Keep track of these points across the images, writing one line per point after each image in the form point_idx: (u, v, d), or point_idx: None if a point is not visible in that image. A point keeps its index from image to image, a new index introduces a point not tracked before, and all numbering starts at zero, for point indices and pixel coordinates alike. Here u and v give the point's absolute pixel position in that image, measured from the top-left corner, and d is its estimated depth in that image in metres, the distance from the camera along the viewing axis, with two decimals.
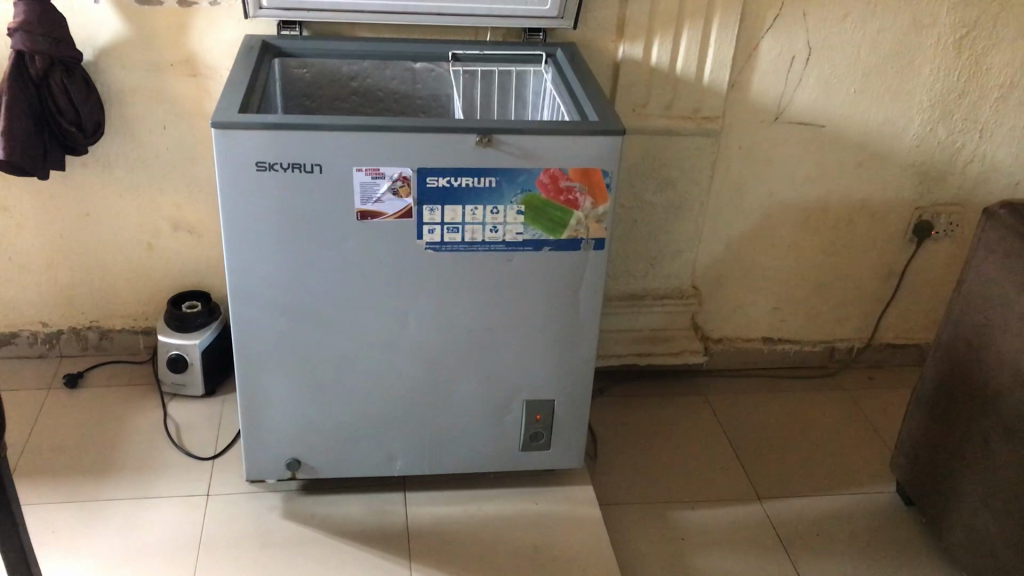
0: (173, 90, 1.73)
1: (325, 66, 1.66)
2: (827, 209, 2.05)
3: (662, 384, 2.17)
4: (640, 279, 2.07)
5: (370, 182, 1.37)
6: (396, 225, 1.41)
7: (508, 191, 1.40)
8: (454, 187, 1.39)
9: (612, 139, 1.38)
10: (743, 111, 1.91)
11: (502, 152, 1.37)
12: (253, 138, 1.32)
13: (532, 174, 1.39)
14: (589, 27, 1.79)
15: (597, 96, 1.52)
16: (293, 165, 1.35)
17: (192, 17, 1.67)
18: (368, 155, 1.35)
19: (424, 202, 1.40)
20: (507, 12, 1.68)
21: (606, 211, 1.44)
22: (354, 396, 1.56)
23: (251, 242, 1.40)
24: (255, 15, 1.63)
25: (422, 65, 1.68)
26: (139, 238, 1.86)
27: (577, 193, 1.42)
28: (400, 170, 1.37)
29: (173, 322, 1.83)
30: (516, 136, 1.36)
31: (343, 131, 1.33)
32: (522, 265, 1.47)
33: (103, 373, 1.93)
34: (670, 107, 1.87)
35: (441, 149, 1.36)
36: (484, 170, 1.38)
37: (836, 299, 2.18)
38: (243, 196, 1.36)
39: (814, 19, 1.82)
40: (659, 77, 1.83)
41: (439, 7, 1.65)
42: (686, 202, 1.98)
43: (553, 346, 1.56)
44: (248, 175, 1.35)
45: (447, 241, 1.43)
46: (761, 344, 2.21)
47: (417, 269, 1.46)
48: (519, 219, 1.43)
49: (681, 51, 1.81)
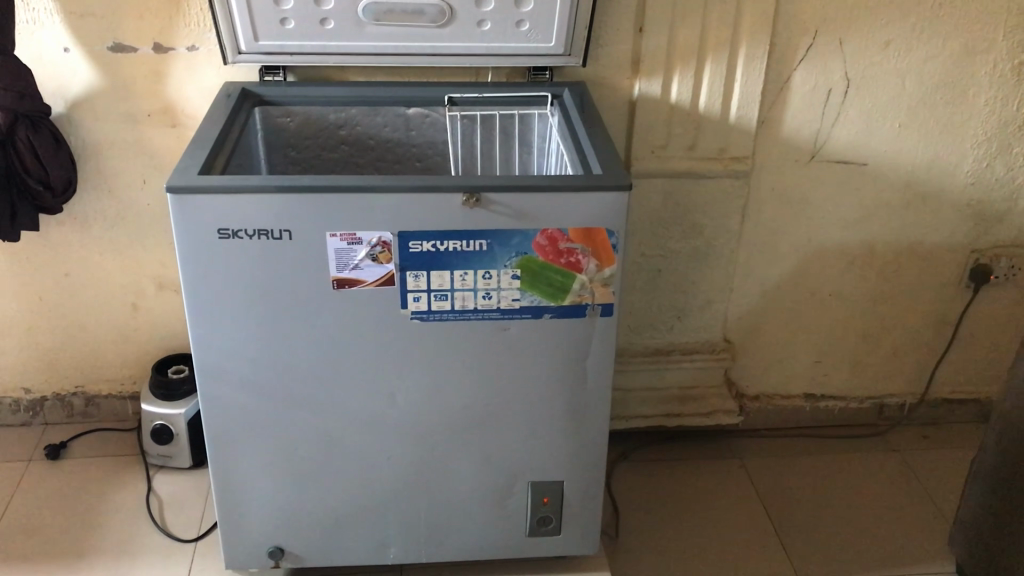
0: (152, 143, 1.61)
1: (310, 115, 1.52)
2: (872, 254, 1.86)
3: (693, 447, 1.99)
4: (666, 334, 1.89)
5: (345, 249, 1.23)
6: (377, 294, 1.26)
7: (501, 254, 1.25)
8: (440, 251, 1.24)
9: (617, 195, 1.22)
10: (775, 150, 1.73)
11: (492, 212, 1.22)
12: (211, 204, 1.18)
13: (527, 235, 1.24)
14: (601, 63, 1.63)
15: (604, 146, 1.36)
16: (259, 232, 1.20)
17: (169, 64, 1.55)
18: (341, 220, 1.21)
19: (407, 268, 1.25)
20: (509, 51, 1.53)
21: (613, 274, 1.27)
22: (341, 480, 1.42)
23: (216, 316, 1.27)
24: (233, 61, 1.50)
25: (415, 110, 1.54)
26: (123, 298, 1.74)
27: (580, 255, 1.26)
28: (378, 234, 1.22)
29: (158, 390, 1.70)
30: (508, 194, 1.20)
31: (312, 194, 1.18)
32: (521, 335, 1.31)
33: (88, 442, 1.81)
34: (693, 148, 1.70)
35: (423, 211, 1.21)
36: (474, 232, 1.23)
37: (885, 352, 1.98)
38: (206, 267, 1.23)
39: (852, 48, 1.64)
40: (680, 115, 1.67)
41: (434, 48, 1.51)
42: (714, 251, 1.81)
43: (560, 425, 1.39)
44: (210, 244, 1.21)
45: (435, 309, 1.28)
46: (803, 401, 2.02)
47: (403, 341, 1.31)
48: (515, 283, 1.27)
49: (704, 87, 1.64)
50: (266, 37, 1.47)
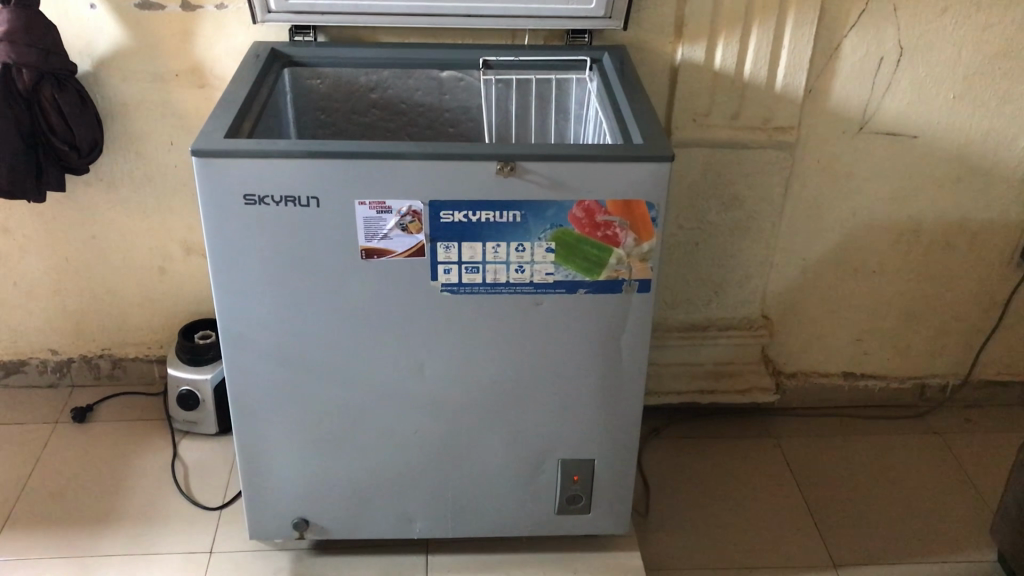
0: (180, 103, 1.58)
1: (340, 77, 1.47)
2: (919, 230, 1.79)
3: (726, 424, 1.95)
4: (702, 309, 1.84)
5: (375, 217, 1.19)
6: (406, 265, 1.22)
7: (535, 227, 1.20)
8: (472, 222, 1.20)
9: (658, 166, 1.17)
10: (822, 120, 1.66)
11: (527, 182, 1.17)
12: (238, 168, 1.15)
13: (563, 207, 1.19)
14: (643, 27, 1.56)
15: (646, 115, 1.30)
16: (286, 199, 1.17)
17: (198, 22, 1.50)
18: (370, 187, 1.16)
19: (437, 238, 1.21)
20: (547, 13, 1.47)
21: (652, 248, 1.22)
22: (368, 452, 1.39)
23: (241, 284, 1.24)
24: (263, 20, 1.46)
25: (449, 73, 1.48)
26: (150, 261, 1.72)
27: (617, 228, 1.21)
28: (409, 203, 1.18)
29: (184, 355, 1.68)
30: (544, 163, 1.16)
31: (340, 160, 1.14)
32: (554, 310, 1.27)
33: (115, 405, 1.80)
34: (737, 116, 1.64)
35: (456, 179, 1.17)
36: (507, 203, 1.19)
37: (929, 332, 1.91)
38: (232, 233, 1.19)
39: (906, 14, 1.57)
40: (723, 82, 1.60)
41: (469, 9, 1.45)
42: (754, 224, 1.75)
43: (592, 402, 1.35)
44: (236, 209, 1.17)
45: (465, 282, 1.24)
46: (842, 380, 1.96)
47: (433, 313, 1.27)
48: (549, 256, 1.22)
49: (750, 53, 1.57)
50: None
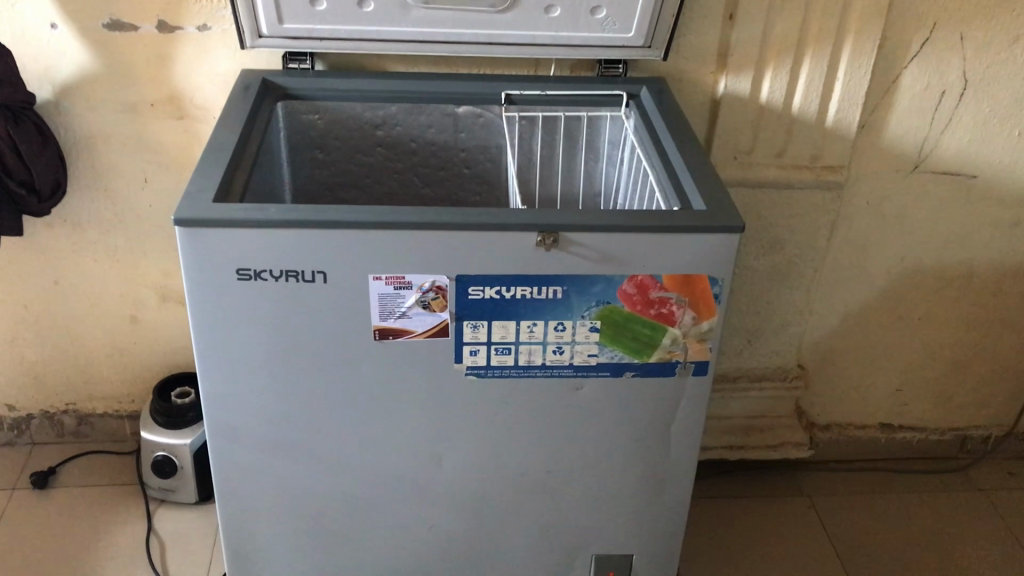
0: (156, 136, 1.38)
1: (342, 111, 1.28)
2: (971, 275, 1.63)
3: (754, 481, 1.79)
4: (733, 359, 1.68)
5: (392, 294, 1.01)
6: (427, 347, 1.05)
7: (578, 303, 1.03)
8: (505, 298, 1.02)
9: (726, 237, 1.00)
10: (874, 158, 1.50)
11: (572, 254, 1.00)
12: (231, 238, 0.96)
13: (611, 282, 1.02)
14: (682, 55, 1.39)
15: (702, 166, 1.12)
16: (288, 273, 0.99)
17: (177, 45, 1.31)
18: (387, 259, 0.99)
19: (464, 316, 1.03)
20: (579, 42, 1.29)
21: (712, 327, 1.05)
22: (376, 546, 1.22)
23: (234, 368, 1.05)
24: (253, 46, 1.27)
25: (466, 109, 1.30)
26: (120, 310, 1.53)
27: (673, 305, 1.04)
28: (432, 277, 1.00)
29: (160, 417, 1.49)
30: (592, 233, 0.98)
31: (353, 228, 0.96)
32: (596, 396, 1.10)
33: (81, 468, 1.61)
34: (781, 154, 1.47)
35: (488, 251, 0.99)
36: (547, 277, 1.01)
37: (974, 382, 1.77)
38: (222, 311, 1.01)
39: (974, 44, 1.40)
40: (769, 117, 1.43)
41: (490, 36, 1.27)
42: (794, 270, 1.59)
43: (633, 493, 1.19)
44: (227, 285, 0.99)
45: (494, 364, 1.06)
46: (879, 433, 1.81)
47: (456, 399, 1.09)
48: (593, 336, 1.05)
49: (800, 85, 1.40)
50: (293, 19, 1.24)
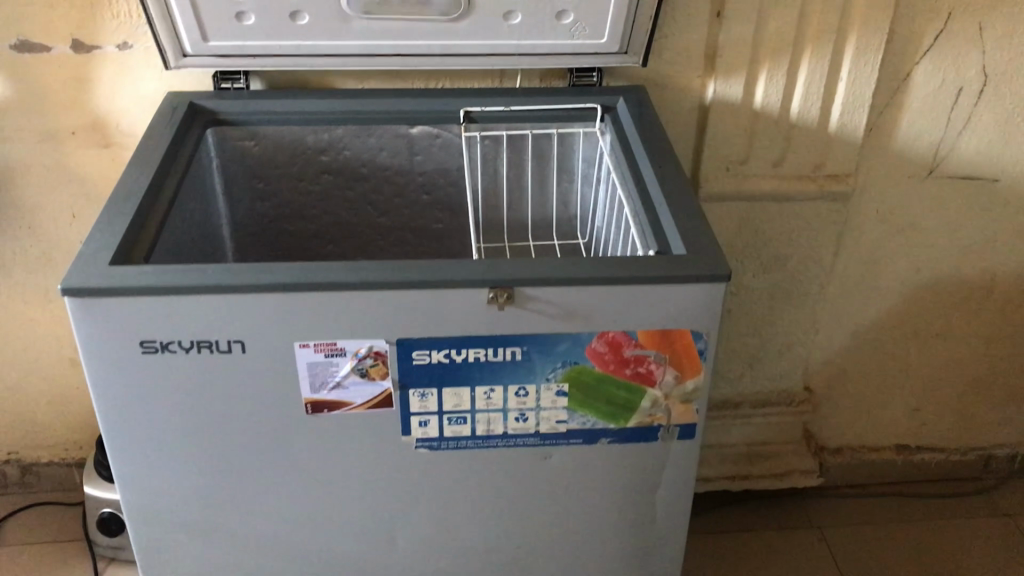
0: (81, 167, 1.25)
1: (281, 137, 1.14)
2: (994, 287, 1.48)
3: (760, 512, 1.65)
4: (733, 383, 1.54)
5: (323, 363, 0.87)
6: (368, 420, 0.91)
7: (542, 365, 0.89)
8: (456, 362, 0.88)
9: (710, 287, 0.85)
10: (883, 165, 1.35)
11: (530, 312, 0.86)
12: (130, 308, 0.83)
13: (578, 341, 0.87)
14: (665, 58, 1.24)
15: (686, 196, 0.97)
16: (200, 343, 0.85)
17: (95, 66, 1.17)
18: (315, 324, 0.85)
19: (409, 384, 0.89)
20: (547, 50, 1.14)
21: (697, 386, 0.91)
22: None
23: (147, 450, 0.91)
24: (177, 66, 1.12)
25: (420, 129, 1.15)
26: (58, 353, 1.40)
27: (652, 364, 0.89)
28: (369, 342, 0.86)
29: (104, 470, 1.37)
30: (552, 288, 0.84)
31: (272, 291, 0.83)
32: (568, 465, 0.96)
33: (28, 522, 1.49)
34: (780, 163, 1.32)
35: (432, 311, 0.85)
36: (503, 338, 0.87)
37: (997, 399, 1.61)
38: (128, 388, 0.87)
39: (996, 34, 1.24)
40: (764, 123, 1.28)
41: (445, 46, 1.12)
42: (798, 288, 1.44)
43: (616, 566, 1.05)
44: (131, 359, 0.85)
45: (448, 435, 0.92)
46: (895, 455, 1.66)
47: (407, 474, 0.95)
48: (560, 401, 0.91)
49: (799, 88, 1.25)
50: (220, 35, 1.09)
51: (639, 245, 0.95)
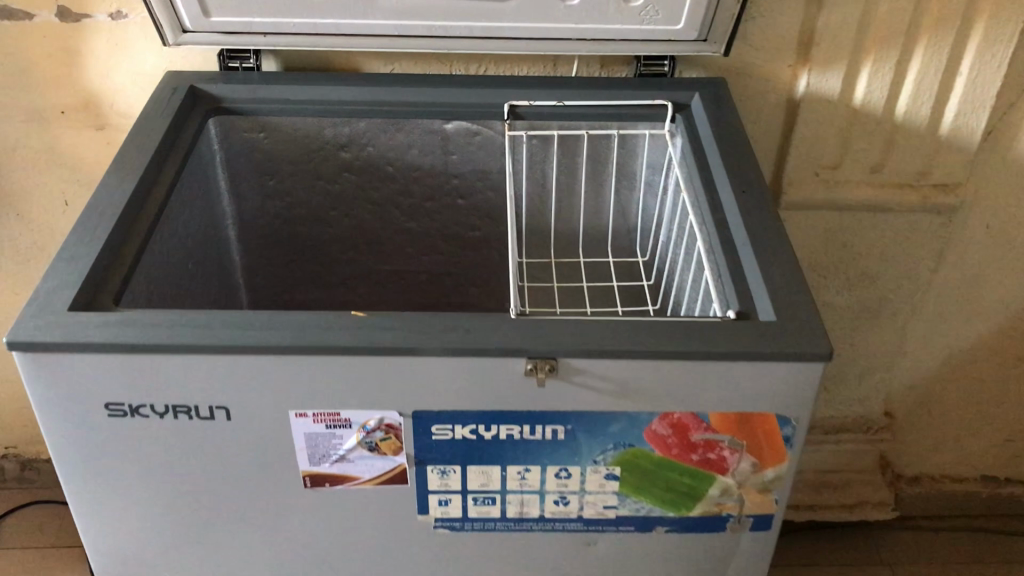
0: (74, 150, 1.10)
1: (294, 129, 0.98)
2: None
3: (824, 542, 1.49)
4: None
5: (324, 434, 0.72)
6: (377, 496, 0.76)
7: (589, 446, 0.73)
8: (484, 438, 0.72)
9: (802, 365, 0.68)
10: (1002, 173, 1.14)
11: (578, 387, 0.69)
12: (91, 366, 0.68)
13: (635, 422, 0.71)
14: (750, 44, 1.04)
15: (777, 235, 0.79)
16: (176, 408, 0.70)
17: (86, 38, 1.01)
18: (314, 392, 0.69)
19: (427, 461, 0.73)
20: (611, 36, 0.95)
21: (779, 474, 0.74)
22: None
23: (119, 519, 0.77)
24: (177, 44, 0.96)
25: (456, 125, 0.98)
26: None
27: (726, 449, 0.73)
28: (379, 414, 0.71)
29: None
30: (606, 362, 0.68)
31: (261, 353, 0.67)
32: (616, 551, 0.80)
33: (25, 522, 1.38)
34: (878, 168, 1.13)
35: (456, 382, 0.69)
36: (542, 415, 0.71)
37: None
38: (94, 456, 0.73)
39: None
40: (863, 123, 1.09)
41: (490, 29, 0.94)
42: (886, 307, 1.26)
43: None
44: (95, 424, 0.71)
45: (474, 515, 0.77)
46: (980, 487, 1.48)
47: (424, 553, 0.80)
48: (610, 486, 0.75)
49: (908, 83, 1.05)
50: (224, 10, 0.92)
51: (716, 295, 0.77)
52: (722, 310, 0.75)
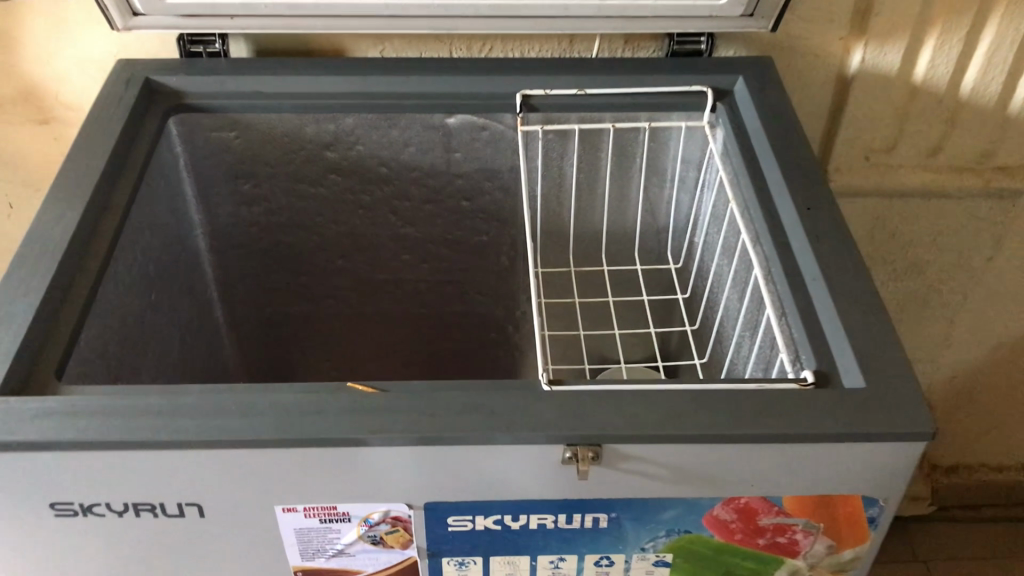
0: (14, 147, 0.95)
1: (270, 127, 0.84)
2: None
3: None
4: None
5: (318, 529, 0.60)
6: None
7: (636, 533, 0.61)
8: (511, 528, 0.60)
9: (898, 445, 0.56)
10: None
11: (626, 474, 0.57)
12: (27, 467, 0.55)
13: (692, 507, 0.59)
14: (799, 14, 0.90)
15: (853, 267, 0.66)
16: (137, 507, 0.58)
17: (18, 20, 0.85)
18: (304, 486, 0.57)
19: (443, 553, 0.61)
20: (642, 12, 0.81)
21: (860, 555, 0.62)
22: None
23: None
24: (127, 28, 0.81)
25: (460, 118, 0.84)
26: None
27: (801, 532, 0.61)
28: (384, 507, 0.58)
29: None
30: (661, 446, 0.56)
31: (237, 448, 0.54)
32: None
33: None
34: (935, 151, 0.99)
35: (479, 472, 0.56)
36: (582, 503, 0.59)
37: None
38: (43, 556, 0.61)
39: None
40: (923, 102, 0.95)
41: (500, 7, 0.80)
42: (935, 297, 1.14)
43: None
44: (39, 525, 0.58)
45: None
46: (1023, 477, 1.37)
47: None
48: (658, 571, 0.64)
49: (979, 57, 0.91)
50: None
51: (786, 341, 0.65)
52: (795, 373, 0.63)
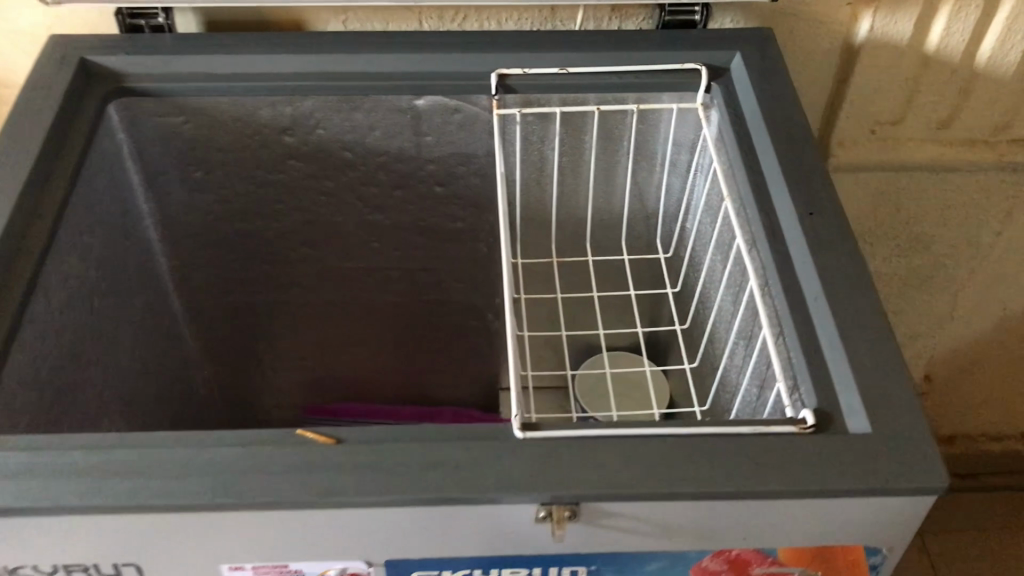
0: None
1: (222, 110, 0.76)
2: None
3: None
4: None
5: None
6: None
7: None
8: None
9: (907, 501, 0.51)
10: None
11: (607, 530, 0.52)
12: None
13: (679, 560, 0.54)
14: None
15: (859, 284, 0.60)
16: (69, 568, 0.52)
17: None
18: (253, 547, 0.52)
19: None
20: None
21: None
22: None
23: None
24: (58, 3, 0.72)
25: (431, 100, 0.76)
26: None
27: None
28: (343, 564, 0.53)
29: None
30: (646, 504, 0.50)
31: (173, 512, 0.49)
32: None
33: None
34: (946, 124, 0.92)
35: (444, 531, 0.51)
36: (558, 558, 0.54)
37: None
38: None
39: None
40: (935, 73, 0.87)
41: None
42: (940, 273, 1.08)
43: None
44: None
45: None
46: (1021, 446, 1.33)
47: None
48: None
49: (998, 24, 0.83)
50: None
51: (787, 372, 0.59)
52: (796, 412, 0.57)
